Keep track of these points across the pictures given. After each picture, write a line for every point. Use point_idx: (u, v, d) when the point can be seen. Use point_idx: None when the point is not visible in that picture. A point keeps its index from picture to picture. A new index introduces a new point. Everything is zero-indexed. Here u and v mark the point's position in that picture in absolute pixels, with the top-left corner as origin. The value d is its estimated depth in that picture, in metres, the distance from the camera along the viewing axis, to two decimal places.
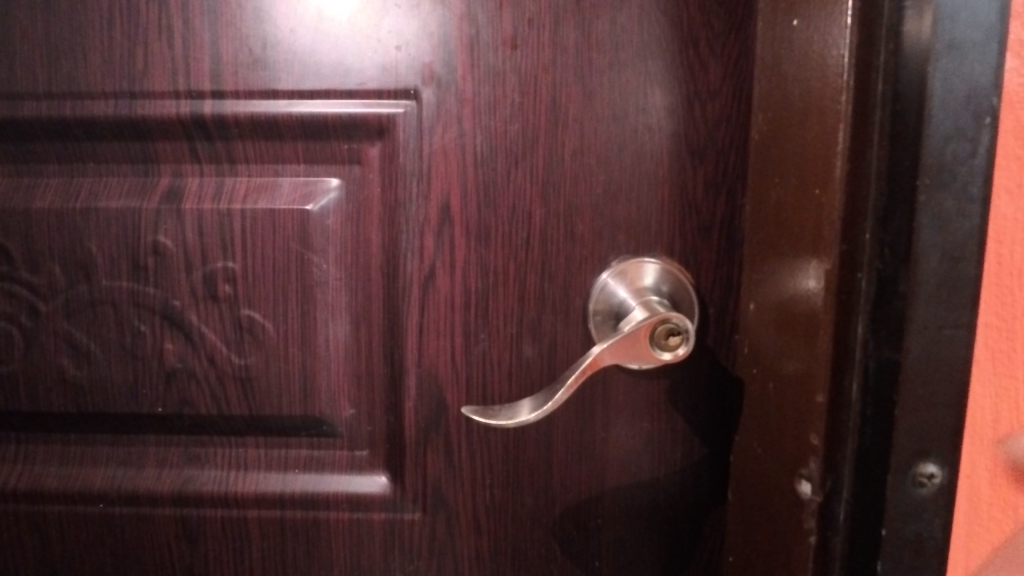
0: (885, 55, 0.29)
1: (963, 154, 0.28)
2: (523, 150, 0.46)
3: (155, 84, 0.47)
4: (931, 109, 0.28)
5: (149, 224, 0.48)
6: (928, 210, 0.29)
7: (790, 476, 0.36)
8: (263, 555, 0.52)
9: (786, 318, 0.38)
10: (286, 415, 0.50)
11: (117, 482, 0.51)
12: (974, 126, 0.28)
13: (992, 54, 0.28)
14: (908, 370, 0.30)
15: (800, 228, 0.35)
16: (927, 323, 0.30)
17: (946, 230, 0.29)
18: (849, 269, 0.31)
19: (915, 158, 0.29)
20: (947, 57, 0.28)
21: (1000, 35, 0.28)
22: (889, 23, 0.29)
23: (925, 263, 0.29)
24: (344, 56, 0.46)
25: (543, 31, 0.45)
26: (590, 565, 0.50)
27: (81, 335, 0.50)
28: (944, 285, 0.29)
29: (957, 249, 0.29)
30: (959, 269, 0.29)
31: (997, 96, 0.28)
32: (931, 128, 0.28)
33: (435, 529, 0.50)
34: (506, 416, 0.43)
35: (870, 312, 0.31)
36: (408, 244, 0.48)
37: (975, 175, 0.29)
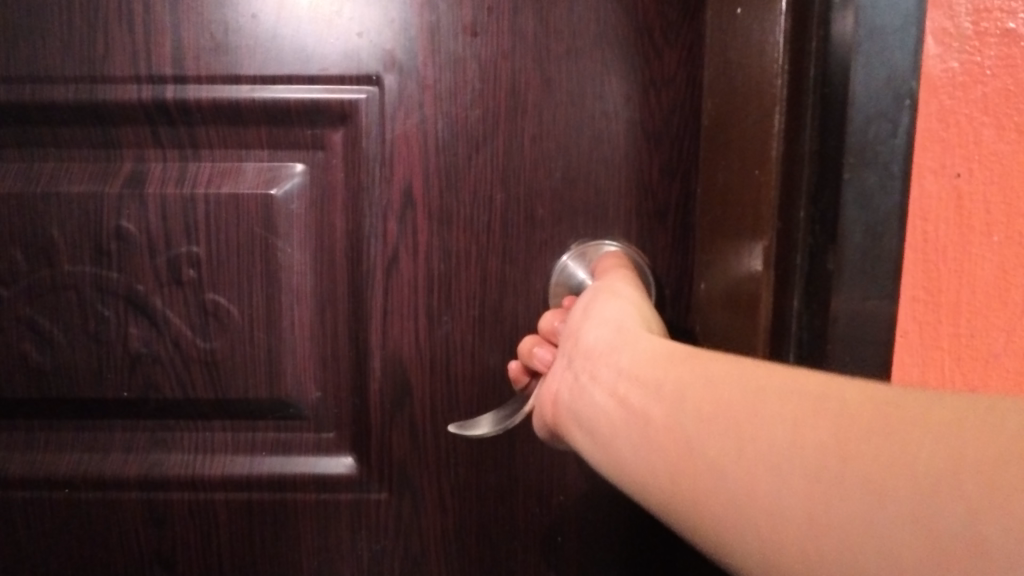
0: (816, 41, 0.31)
1: (884, 134, 0.30)
2: (484, 136, 0.47)
3: (116, 68, 0.47)
4: (855, 91, 0.29)
5: (111, 209, 0.48)
6: (852, 188, 0.30)
7: None
8: (230, 538, 0.52)
9: (732, 297, 0.39)
10: (253, 398, 0.51)
11: (83, 468, 0.52)
12: (894, 107, 0.29)
13: (911, 40, 0.29)
14: (835, 339, 0.32)
15: (742, 210, 0.37)
16: (852, 299, 0.31)
17: (868, 206, 0.30)
18: (786, 247, 0.33)
19: (840, 138, 0.30)
20: (869, 40, 0.29)
21: (918, 22, 0.29)
22: (820, 11, 0.30)
23: (850, 238, 0.30)
24: (306, 42, 0.47)
25: (502, 19, 0.46)
26: (553, 541, 0.51)
27: (43, 320, 0.50)
28: (868, 261, 0.31)
29: (878, 223, 0.30)
30: (881, 244, 0.30)
31: (916, 80, 0.29)
32: (854, 110, 0.29)
33: (402, 508, 0.52)
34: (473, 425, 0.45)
35: (804, 287, 0.32)
36: (372, 228, 0.49)
37: (896, 154, 0.30)
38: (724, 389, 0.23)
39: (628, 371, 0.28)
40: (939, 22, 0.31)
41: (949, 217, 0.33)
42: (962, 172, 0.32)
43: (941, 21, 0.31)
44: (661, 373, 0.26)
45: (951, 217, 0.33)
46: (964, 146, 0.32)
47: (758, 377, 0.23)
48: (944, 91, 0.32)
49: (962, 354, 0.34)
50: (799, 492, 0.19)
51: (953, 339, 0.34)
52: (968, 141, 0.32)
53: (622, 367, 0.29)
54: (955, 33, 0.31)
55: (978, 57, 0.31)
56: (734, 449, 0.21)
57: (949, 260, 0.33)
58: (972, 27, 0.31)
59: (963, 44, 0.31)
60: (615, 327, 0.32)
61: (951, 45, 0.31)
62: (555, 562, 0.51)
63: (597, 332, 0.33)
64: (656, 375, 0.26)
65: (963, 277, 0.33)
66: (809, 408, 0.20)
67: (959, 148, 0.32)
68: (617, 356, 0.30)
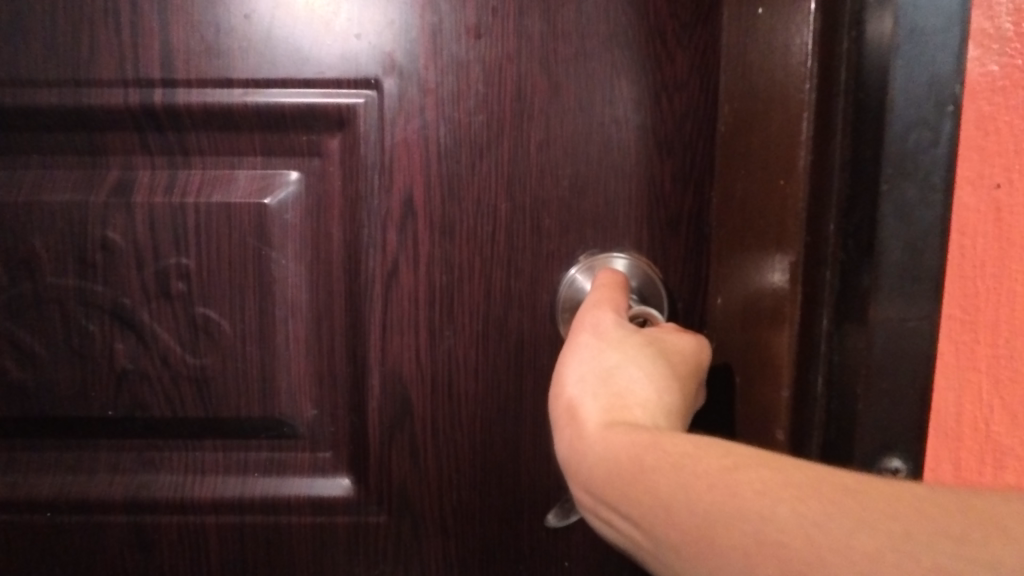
0: (847, 43, 0.29)
1: (925, 142, 0.28)
2: (487, 143, 0.45)
3: (103, 71, 0.45)
4: (894, 97, 0.27)
5: (97, 219, 0.46)
6: (892, 200, 0.28)
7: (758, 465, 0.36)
8: (222, 563, 0.50)
9: (752, 314, 0.37)
10: (245, 417, 0.49)
11: (66, 490, 0.49)
12: (936, 114, 0.28)
13: (954, 41, 0.27)
14: (871, 364, 0.30)
15: (763, 221, 0.35)
16: (890, 317, 0.29)
17: (908, 219, 0.28)
18: (813, 265, 0.31)
19: (878, 147, 0.28)
20: (909, 41, 0.27)
21: (962, 23, 0.27)
22: (852, 11, 0.28)
23: (889, 254, 0.29)
24: (301, 44, 0.45)
25: (507, 20, 0.44)
26: (560, 565, 0.49)
27: (25, 335, 0.47)
28: (907, 278, 0.29)
29: (918, 240, 0.29)
30: (920, 260, 0.29)
31: (959, 84, 0.28)
32: (893, 117, 0.28)
33: (401, 531, 0.49)
34: None
35: (834, 305, 0.30)
36: (370, 239, 0.47)
37: (937, 165, 0.28)
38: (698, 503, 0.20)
39: (598, 482, 0.24)
40: (978, 23, 0.29)
41: (987, 231, 0.31)
42: (1002, 182, 0.30)
43: (980, 22, 0.29)
44: (660, 530, 0.21)
45: (991, 231, 0.31)
46: (1004, 154, 0.30)
47: (743, 499, 0.19)
48: (982, 97, 0.30)
49: (1003, 377, 0.32)
50: None
51: (992, 361, 0.32)
52: (1009, 150, 0.30)
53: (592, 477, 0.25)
54: (995, 34, 0.29)
55: (1019, 60, 0.29)
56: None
57: (989, 277, 0.31)
58: (1013, 27, 0.29)
59: (1003, 47, 0.29)
60: (573, 415, 0.28)
61: (991, 47, 0.29)
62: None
63: (563, 434, 0.27)
64: (630, 494, 0.22)
65: (1005, 294, 0.31)
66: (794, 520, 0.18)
67: (999, 157, 0.30)
68: (583, 459, 0.25)
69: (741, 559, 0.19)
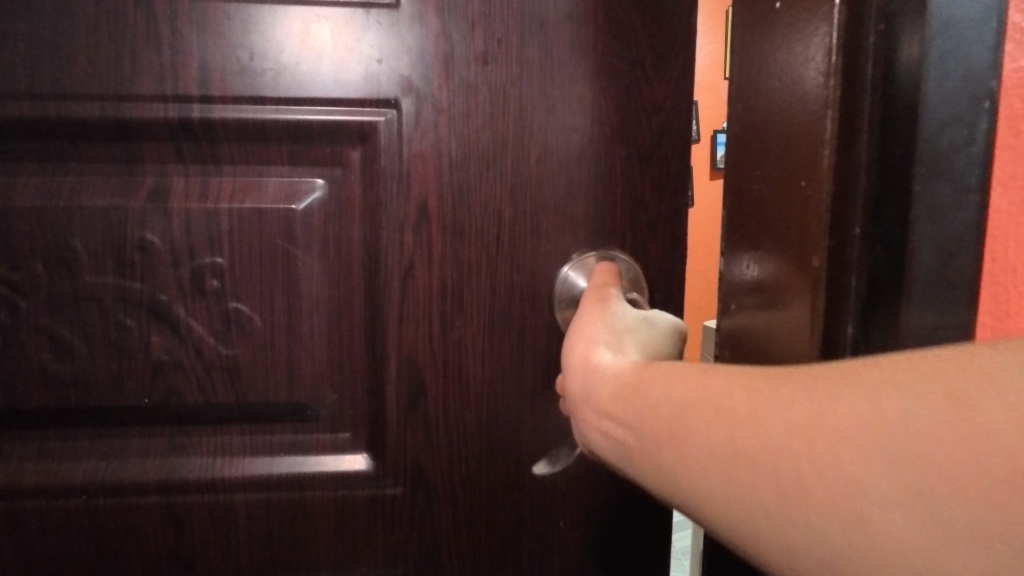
0: (876, 40, 0.33)
1: (961, 139, 0.32)
2: (493, 156, 0.52)
3: (142, 87, 0.49)
4: (930, 95, 0.31)
5: (135, 222, 0.50)
6: (928, 199, 0.32)
7: None
8: (250, 537, 0.54)
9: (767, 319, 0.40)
10: (272, 402, 0.53)
11: (101, 474, 0.53)
12: (972, 110, 0.32)
13: (989, 38, 0.32)
14: None
15: (782, 225, 0.38)
16: (924, 320, 0.33)
17: (944, 220, 0.32)
18: (839, 268, 0.34)
19: (911, 145, 0.32)
20: (943, 48, 0.31)
21: (996, 20, 0.32)
22: (880, 13, 0.32)
23: (924, 258, 0.32)
24: (328, 66, 0.50)
25: (511, 49, 0.51)
26: (557, 526, 0.56)
27: (64, 330, 0.51)
28: (939, 279, 0.33)
29: (952, 243, 0.33)
30: (954, 263, 0.33)
31: (995, 79, 0.32)
32: (932, 115, 0.31)
33: (416, 501, 0.55)
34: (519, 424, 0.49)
35: (859, 309, 0.34)
36: (389, 240, 0.52)
37: (972, 162, 0.32)
38: (682, 397, 0.28)
39: (607, 404, 0.33)
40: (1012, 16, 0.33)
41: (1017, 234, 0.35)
42: None
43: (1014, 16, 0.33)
44: (648, 425, 0.29)
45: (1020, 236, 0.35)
46: None
47: (724, 388, 0.26)
48: (1013, 93, 0.34)
49: None
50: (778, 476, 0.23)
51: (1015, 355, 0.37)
52: None
53: (602, 402, 0.33)
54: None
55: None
56: (709, 456, 0.26)
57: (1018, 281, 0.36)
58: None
59: None
60: (585, 363, 0.37)
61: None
62: (556, 546, 0.56)
63: (578, 378, 0.36)
64: (631, 405, 0.31)
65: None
66: (762, 390, 0.25)
67: None
68: (594, 389, 0.35)
69: (703, 431, 0.26)
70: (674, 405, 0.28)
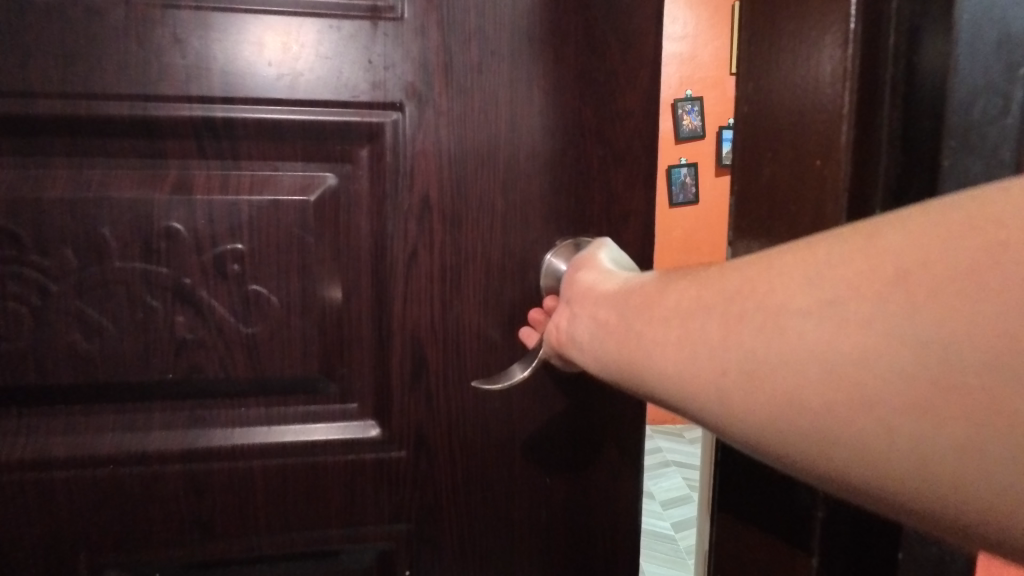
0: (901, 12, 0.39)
1: (989, 109, 0.38)
2: (487, 154, 0.59)
3: (169, 88, 0.54)
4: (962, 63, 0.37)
5: (160, 211, 0.55)
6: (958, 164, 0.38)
7: None
8: (266, 499, 0.60)
9: None
10: (288, 376, 0.59)
11: (127, 445, 0.57)
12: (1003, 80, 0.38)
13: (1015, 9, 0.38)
14: None
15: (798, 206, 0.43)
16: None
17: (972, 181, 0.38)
18: None
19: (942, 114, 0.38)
20: (968, 33, 0.37)
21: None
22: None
23: None
24: (340, 73, 0.56)
25: (503, 60, 0.58)
26: (544, 481, 0.63)
27: (93, 311, 0.55)
28: None
29: None
30: None
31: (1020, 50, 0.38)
32: (962, 81, 0.37)
33: (418, 463, 0.62)
34: (507, 376, 0.56)
35: None
36: (394, 228, 0.59)
37: (1001, 132, 0.38)
38: (667, 283, 0.36)
39: (606, 297, 0.42)
40: None
41: None
42: None
43: None
44: (631, 303, 0.38)
45: None
46: None
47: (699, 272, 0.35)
48: None
49: None
50: (721, 317, 0.31)
51: None
52: None
53: (602, 296, 0.43)
54: None
55: None
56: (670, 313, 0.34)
57: None
58: None
59: None
60: (598, 278, 0.46)
61: None
62: (544, 499, 0.64)
63: (584, 287, 0.46)
64: (623, 295, 0.40)
65: None
66: (729, 265, 0.32)
67: None
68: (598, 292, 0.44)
69: (675, 296, 0.34)
70: (660, 287, 0.37)
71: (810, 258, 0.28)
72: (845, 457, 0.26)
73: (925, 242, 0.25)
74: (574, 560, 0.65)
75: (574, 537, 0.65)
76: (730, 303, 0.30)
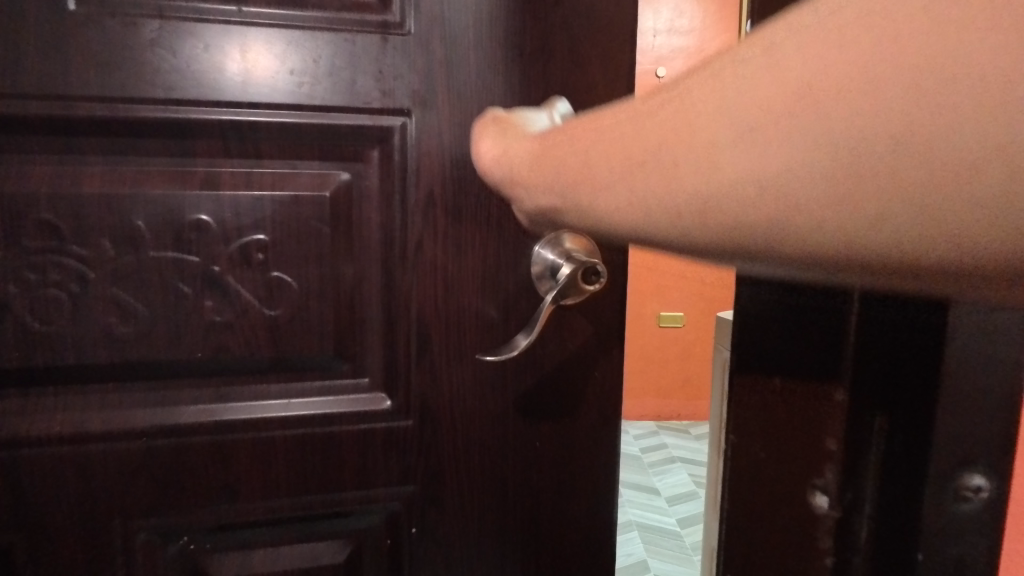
0: None
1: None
2: (484, 155, 0.66)
3: (198, 93, 0.59)
4: None
5: (191, 205, 0.61)
6: None
7: (807, 448, 0.44)
8: (287, 465, 0.66)
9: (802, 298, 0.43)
10: (306, 354, 0.65)
11: (158, 418, 0.63)
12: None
13: None
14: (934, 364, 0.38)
15: None
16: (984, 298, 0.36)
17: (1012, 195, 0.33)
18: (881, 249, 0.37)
19: None
20: None
21: None
22: None
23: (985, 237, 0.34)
24: (354, 81, 0.63)
25: (497, 72, 0.66)
26: (534, 445, 0.71)
27: (128, 296, 0.60)
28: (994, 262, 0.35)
29: None
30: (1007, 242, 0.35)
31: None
32: None
33: (423, 431, 0.69)
34: (508, 350, 0.65)
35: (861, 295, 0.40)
36: (401, 221, 0.66)
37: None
38: (573, 127, 0.37)
39: (517, 142, 0.45)
40: None
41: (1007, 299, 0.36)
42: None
43: None
44: (534, 152, 0.41)
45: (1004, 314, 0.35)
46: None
47: (620, 109, 0.34)
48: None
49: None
50: (623, 154, 0.32)
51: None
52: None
53: (498, 144, 0.47)
54: None
55: None
56: (569, 155, 0.36)
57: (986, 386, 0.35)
58: None
59: None
60: (511, 138, 0.46)
61: None
62: (534, 461, 0.72)
63: (484, 137, 0.49)
64: (530, 152, 0.42)
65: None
66: (644, 99, 0.32)
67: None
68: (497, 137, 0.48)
69: (569, 137, 0.37)
70: (563, 130, 0.39)
71: (720, 88, 0.28)
72: (723, 229, 0.29)
73: (847, 21, 0.25)
74: (563, 518, 0.73)
75: (563, 497, 0.73)
76: (643, 156, 0.31)
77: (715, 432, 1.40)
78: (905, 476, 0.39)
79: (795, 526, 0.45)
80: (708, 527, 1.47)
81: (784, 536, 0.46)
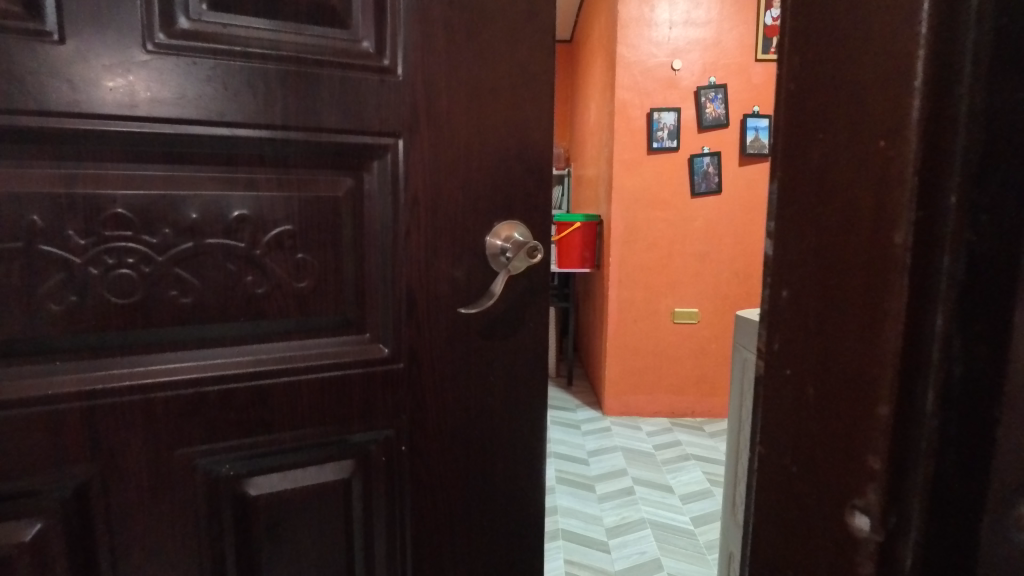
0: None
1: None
2: (453, 166, 0.88)
3: (244, 117, 0.76)
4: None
5: (235, 203, 0.78)
6: None
7: (850, 471, 0.43)
8: (308, 401, 0.86)
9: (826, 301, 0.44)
10: (323, 316, 0.86)
11: (210, 368, 0.80)
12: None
13: None
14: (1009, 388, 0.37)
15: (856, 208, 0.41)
16: None
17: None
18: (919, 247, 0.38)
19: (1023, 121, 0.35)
20: None
21: None
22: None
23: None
24: (360, 109, 0.82)
25: (462, 104, 0.87)
26: (490, 382, 0.95)
27: (187, 275, 0.77)
28: None
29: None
30: None
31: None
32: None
33: (411, 373, 0.90)
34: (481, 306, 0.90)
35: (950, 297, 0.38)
36: (393, 215, 0.86)
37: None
38: None
39: None
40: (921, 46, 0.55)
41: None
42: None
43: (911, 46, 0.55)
44: None
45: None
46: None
47: None
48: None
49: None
50: None
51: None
52: None
53: None
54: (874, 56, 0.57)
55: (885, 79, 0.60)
56: None
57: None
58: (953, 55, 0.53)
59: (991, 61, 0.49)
60: None
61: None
62: (490, 393, 0.96)
63: None
64: None
65: None
66: None
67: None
68: None
69: None
70: None
71: None
72: None
73: None
74: (512, 434, 0.98)
75: (513, 419, 0.98)
76: None
77: (736, 430, 1.53)
78: (957, 500, 0.39)
79: (833, 548, 0.45)
80: (727, 532, 1.58)
81: (802, 541, 0.48)
